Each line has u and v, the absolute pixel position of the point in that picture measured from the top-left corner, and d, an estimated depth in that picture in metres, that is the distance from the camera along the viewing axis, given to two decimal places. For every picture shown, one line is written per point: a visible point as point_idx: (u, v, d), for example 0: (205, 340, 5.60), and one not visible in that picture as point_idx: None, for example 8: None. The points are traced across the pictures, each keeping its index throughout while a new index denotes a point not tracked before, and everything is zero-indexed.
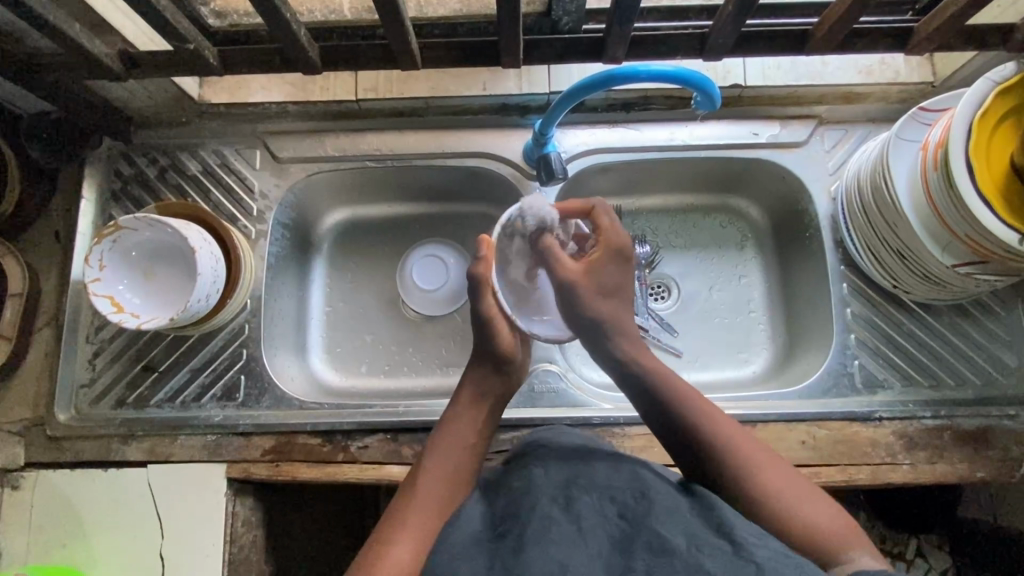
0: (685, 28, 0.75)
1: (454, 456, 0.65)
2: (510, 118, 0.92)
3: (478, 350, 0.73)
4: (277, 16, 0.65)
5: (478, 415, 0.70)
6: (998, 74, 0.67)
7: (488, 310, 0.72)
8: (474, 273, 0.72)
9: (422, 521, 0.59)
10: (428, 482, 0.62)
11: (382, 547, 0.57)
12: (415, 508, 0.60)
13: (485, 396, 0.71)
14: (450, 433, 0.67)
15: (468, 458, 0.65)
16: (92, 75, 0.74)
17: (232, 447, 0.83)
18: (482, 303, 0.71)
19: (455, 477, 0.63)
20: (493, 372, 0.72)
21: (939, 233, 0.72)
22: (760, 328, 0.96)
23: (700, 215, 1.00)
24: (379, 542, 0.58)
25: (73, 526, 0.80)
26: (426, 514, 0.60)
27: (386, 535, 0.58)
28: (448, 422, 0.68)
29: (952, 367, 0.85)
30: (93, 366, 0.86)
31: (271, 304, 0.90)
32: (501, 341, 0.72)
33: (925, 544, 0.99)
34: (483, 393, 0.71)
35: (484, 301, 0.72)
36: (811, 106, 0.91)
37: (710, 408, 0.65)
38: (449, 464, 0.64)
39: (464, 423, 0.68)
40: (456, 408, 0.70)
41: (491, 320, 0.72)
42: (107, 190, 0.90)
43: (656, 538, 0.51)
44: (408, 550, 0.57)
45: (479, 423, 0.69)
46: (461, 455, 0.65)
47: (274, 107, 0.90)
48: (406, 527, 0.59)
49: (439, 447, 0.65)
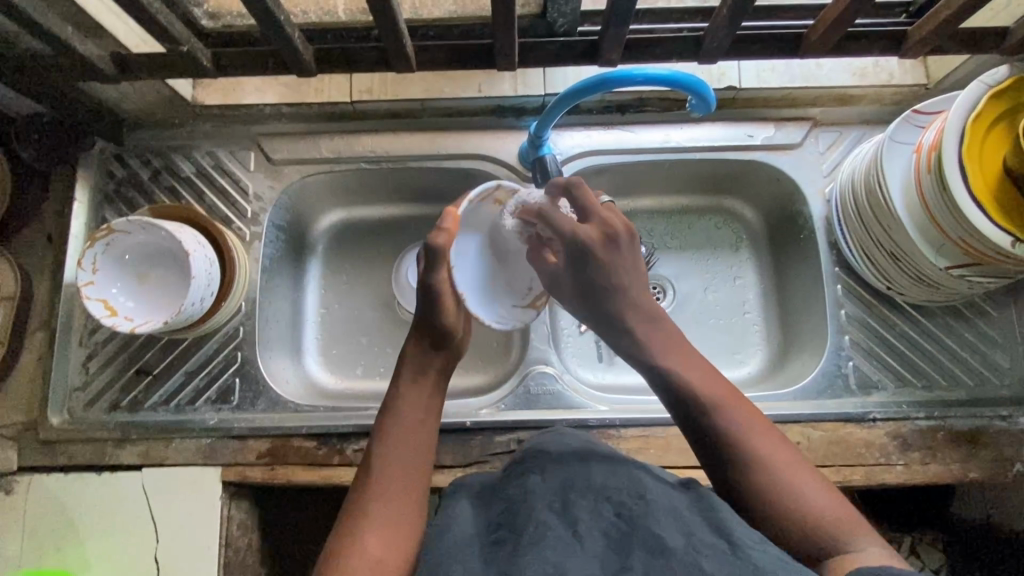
0: (681, 31, 0.75)
1: (405, 435, 0.66)
2: (504, 119, 0.91)
3: (419, 321, 0.73)
4: (270, 17, 0.64)
5: (425, 393, 0.70)
6: (990, 77, 0.67)
7: (441, 285, 0.71)
8: (432, 242, 0.69)
9: (387, 508, 0.60)
10: (386, 466, 0.63)
11: (349, 540, 0.57)
12: (377, 494, 0.61)
13: (429, 369, 0.71)
14: (399, 413, 0.68)
15: (420, 434, 0.66)
16: (84, 77, 0.74)
17: (227, 450, 0.83)
18: (433, 276, 0.70)
19: (410, 457, 0.64)
20: (431, 346, 0.72)
21: (932, 235, 0.72)
22: (755, 329, 0.96)
23: (695, 216, 1.00)
24: (347, 534, 0.58)
25: (66, 530, 0.79)
26: (389, 499, 0.60)
27: (352, 527, 0.58)
28: (394, 405, 0.68)
29: (945, 368, 0.85)
30: (87, 370, 0.86)
31: (266, 307, 0.90)
32: (445, 317, 0.72)
33: (917, 541, 0.99)
34: (427, 367, 0.71)
35: (435, 274, 0.70)
36: (805, 108, 0.91)
37: (718, 390, 0.65)
38: (403, 448, 0.64)
39: (412, 400, 0.69)
40: (399, 387, 0.70)
41: (439, 295, 0.71)
42: (100, 192, 0.90)
43: (653, 539, 0.51)
44: (378, 539, 0.57)
45: (426, 398, 0.69)
46: (414, 434, 0.66)
47: (268, 108, 0.90)
48: (371, 514, 0.59)
49: (392, 429, 0.66)
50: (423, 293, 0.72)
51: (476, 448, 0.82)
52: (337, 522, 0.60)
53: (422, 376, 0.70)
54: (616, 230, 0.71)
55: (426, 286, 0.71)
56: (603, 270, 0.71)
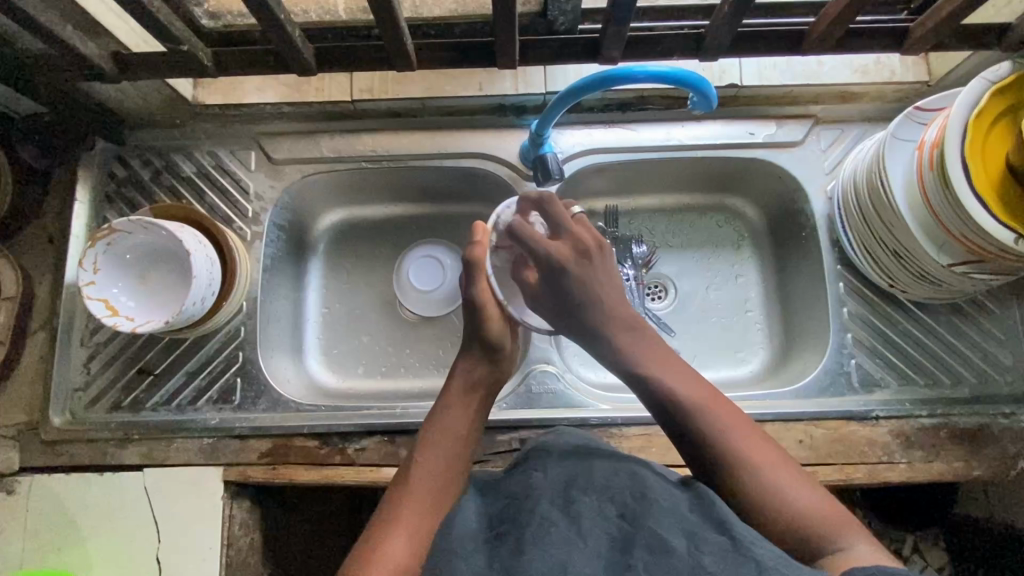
0: (681, 29, 0.75)
1: (448, 446, 0.66)
2: (506, 118, 0.91)
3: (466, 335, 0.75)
4: (271, 16, 0.64)
5: (468, 408, 0.70)
6: (992, 74, 0.67)
7: (482, 297, 0.74)
8: (468, 257, 0.75)
9: (420, 512, 0.60)
10: (425, 473, 0.63)
11: (381, 536, 0.57)
12: (415, 498, 0.61)
13: (476, 386, 0.72)
14: (444, 426, 0.68)
15: (462, 449, 0.66)
16: (84, 77, 0.74)
17: (228, 450, 0.83)
18: (473, 288, 0.74)
19: (450, 468, 0.64)
20: (482, 359, 0.73)
21: (935, 232, 0.72)
22: (757, 327, 0.96)
23: (696, 214, 1.00)
24: (378, 531, 0.58)
25: (68, 530, 0.79)
26: (425, 504, 0.60)
27: (386, 523, 0.58)
28: (438, 417, 0.69)
29: (948, 366, 0.85)
30: (88, 370, 0.86)
31: (267, 306, 0.90)
32: (489, 326, 0.73)
33: (919, 540, 1.00)
34: (474, 384, 0.72)
35: (474, 286, 0.74)
36: (806, 105, 0.91)
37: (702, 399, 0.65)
38: (445, 458, 0.65)
39: (458, 413, 0.69)
40: (447, 400, 0.71)
41: (480, 307, 0.74)
42: (100, 192, 0.90)
43: (655, 537, 0.51)
44: (407, 538, 0.57)
45: (471, 413, 0.70)
46: (455, 447, 0.66)
47: (268, 108, 0.90)
48: (405, 517, 0.59)
49: (434, 439, 0.66)
50: (468, 305, 0.75)
51: (478, 447, 0.81)
52: (370, 519, 0.60)
53: (469, 393, 0.71)
54: (587, 246, 0.75)
55: (467, 300, 0.75)
56: (581, 284, 0.74)
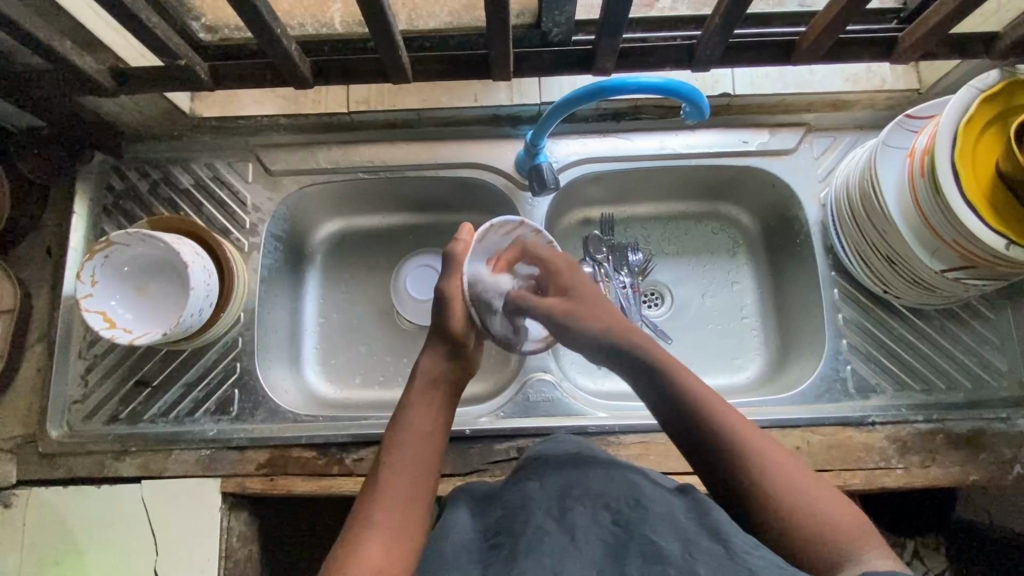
0: (674, 39, 0.76)
1: (415, 445, 0.65)
2: (501, 128, 0.92)
3: (434, 332, 0.75)
4: (268, 30, 0.65)
5: (431, 405, 0.69)
6: (980, 83, 0.69)
7: (450, 291, 0.74)
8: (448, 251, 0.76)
9: (390, 515, 0.58)
10: (392, 477, 0.62)
11: (355, 541, 0.56)
12: (383, 500, 0.60)
13: (439, 382, 0.72)
14: (409, 424, 0.67)
15: (427, 447, 0.65)
16: (83, 91, 0.74)
17: (226, 462, 0.83)
18: (445, 281, 0.75)
19: (418, 466, 0.63)
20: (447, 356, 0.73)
21: (927, 239, 0.73)
22: (754, 334, 0.96)
23: (691, 222, 1.01)
24: (350, 538, 0.57)
25: (65, 543, 0.79)
26: (394, 506, 0.59)
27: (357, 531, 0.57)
28: (401, 417, 0.68)
29: (944, 372, 0.85)
30: (86, 382, 0.86)
31: (265, 317, 0.90)
32: (454, 322, 0.74)
33: (920, 545, 0.98)
34: (437, 380, 0.72)
35: (445, 279, 0.75)
36: (799, 114, 0.92)
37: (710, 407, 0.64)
38: (408, 456, 0.64)
39: (422, 411, 0.68)
40: (410, 397, 0.70)
41: (450, 300, 0.74)
42: (98, 205, 0.90)
43: (648, 544, 0.51)
44: (381, 542, 0.56)
45: (435, 410, 0.69)
46: (419, 444, 0.65)
47: (265, 120, 0.91)
48: (374, 521, 0.58)
49: (398, 439, 0.65)
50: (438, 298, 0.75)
51: (476, 456, 0.82)
52: (345, 527, 0.59)
53: (433, 390, 0.71)
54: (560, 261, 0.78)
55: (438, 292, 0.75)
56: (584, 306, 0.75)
